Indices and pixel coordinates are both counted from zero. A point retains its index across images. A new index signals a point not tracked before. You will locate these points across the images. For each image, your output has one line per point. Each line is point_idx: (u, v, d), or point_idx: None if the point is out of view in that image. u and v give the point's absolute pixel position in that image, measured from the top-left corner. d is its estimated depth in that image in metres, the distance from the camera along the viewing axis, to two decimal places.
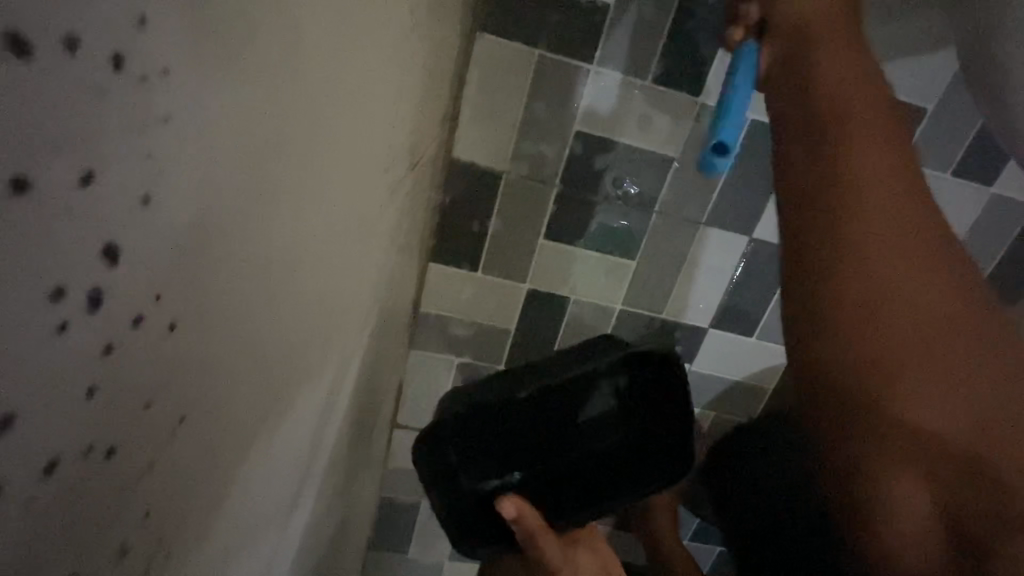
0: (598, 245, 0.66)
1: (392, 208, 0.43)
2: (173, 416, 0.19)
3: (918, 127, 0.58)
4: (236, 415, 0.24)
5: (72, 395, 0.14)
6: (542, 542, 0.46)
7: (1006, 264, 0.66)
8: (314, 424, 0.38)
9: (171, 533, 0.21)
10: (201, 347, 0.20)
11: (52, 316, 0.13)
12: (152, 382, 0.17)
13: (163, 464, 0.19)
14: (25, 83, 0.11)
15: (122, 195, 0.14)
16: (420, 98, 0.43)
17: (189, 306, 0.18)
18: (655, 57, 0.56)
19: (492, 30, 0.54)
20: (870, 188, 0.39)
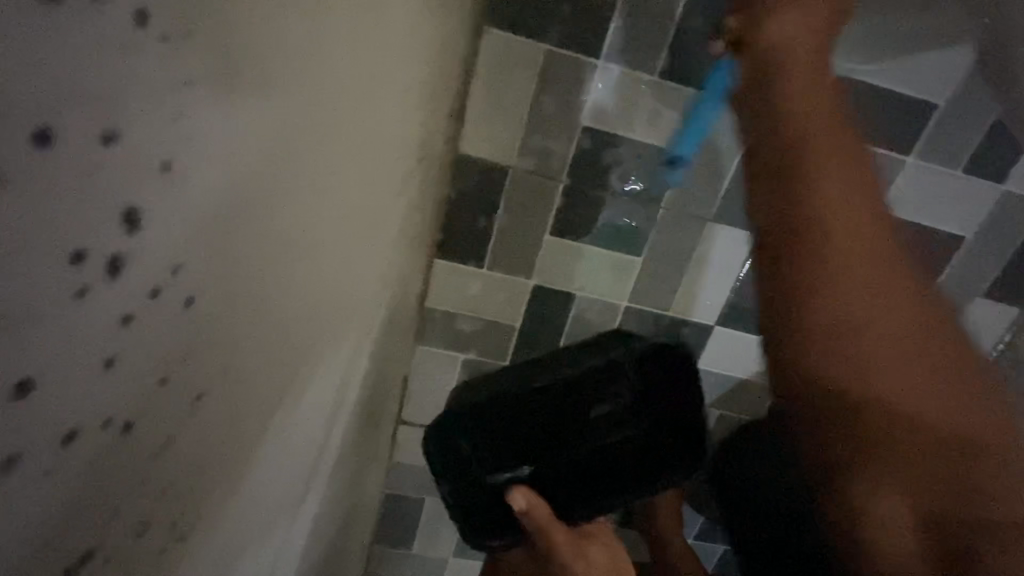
0: (604, 241, 0.67)
1: (401, 208, 0.45)
2: (189, 382, 0.21)
3: (929, 122, 0.60)
4: (250, 396, 0.26)
5: (90, 362, 0.16)
6: (551, 534, 0.47)
7: (1017, 260, 0.68)
8: (322, 416, 0.40)
9: (188, 489, 0.23)
10: (219, 323, 0.22)
11: (73, 281, 0.14)
12: (171, 349, 0.19)
13: (181, 425, 0.21)
14: (52, 35, 0.12)
15: (144, 163, 0.16)
16: (430, 93, 0.44)
17: (206, 284, 0.20)
18: (663, 52, 0.57)
19: (500, 25, 0.55)
20: (835, 215, 0.45)
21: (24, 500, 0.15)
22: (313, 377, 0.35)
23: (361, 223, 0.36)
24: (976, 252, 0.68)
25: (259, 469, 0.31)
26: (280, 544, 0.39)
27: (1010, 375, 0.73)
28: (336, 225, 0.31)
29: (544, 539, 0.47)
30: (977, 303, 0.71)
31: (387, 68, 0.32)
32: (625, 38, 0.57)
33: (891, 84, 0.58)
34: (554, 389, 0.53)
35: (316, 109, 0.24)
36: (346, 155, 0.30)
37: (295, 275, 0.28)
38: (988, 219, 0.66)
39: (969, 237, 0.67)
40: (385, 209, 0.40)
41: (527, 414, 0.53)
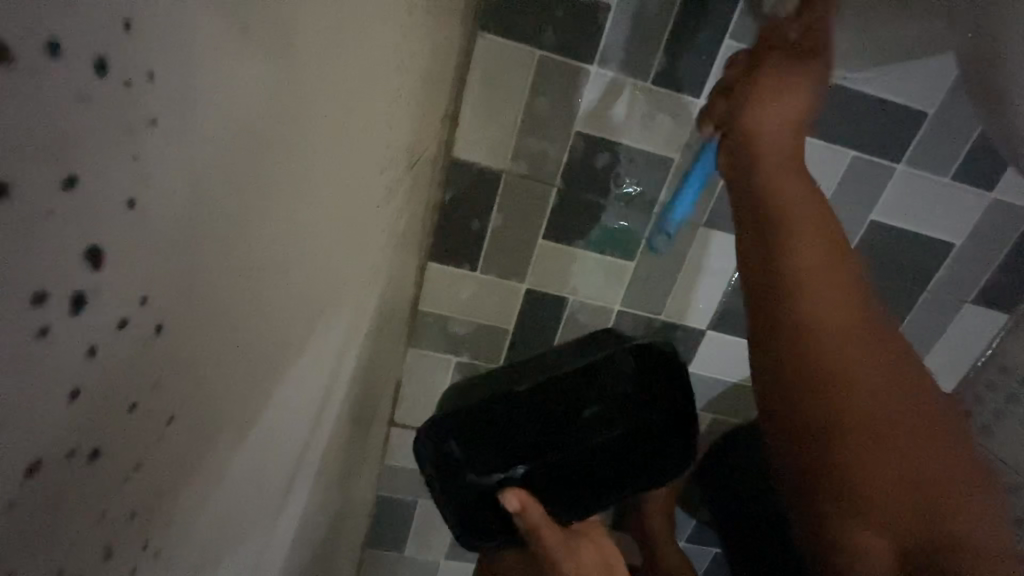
0: (596, 245, 0.67)
1: (388, 214, 0.45)
2: (159, 407, 0.21)
3: (918, 130, 0.61)
4: (229, 403, 0.27)
5: (57, 399, 0.16)
6: (545, 534, 0.48)
7: (1006, 268, 0.69)
8: (307, 421, 0.40)
9: (159, 516, 0.23)
10: (190, 342, 0.22)
11: (36, 322, 0.14)
12: (139, 379, 0.19)
13: (152, 450, 0.21)
14: (12, 89, 0.12)
15: (108, 202, 0.16)
16: (421, 99, 0.45)
17: (175, 307, 0.20)
18: (655, 58, 0.58)
19: (493, 30, 0.55)
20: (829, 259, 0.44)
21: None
22: (300, 375, 0.36)
23: (345, 230, 0.36)
24: (965, 259, 0.68)
25: (239, 480, 0.31)
26: (262, 551, 0.39)
27: (998, 381, 0.74)
28: (319, 230, 0.32)
29: (537, 541, 0.48)
30: (966, 310, 0.71)
31: (370, 73, 0.32)
32: (618, 43, 0.57)
33: (880, 92, 0.59)
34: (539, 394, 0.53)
35: (288, 120, 0.24)
36: (327, 163, 0.30)
37: (279, 279, 0.28)
38: (976, 226, 0.67)
39: (958, 244, 0.68)
40: (372, 210, 0.40)
41: (512, 418, 0.53)
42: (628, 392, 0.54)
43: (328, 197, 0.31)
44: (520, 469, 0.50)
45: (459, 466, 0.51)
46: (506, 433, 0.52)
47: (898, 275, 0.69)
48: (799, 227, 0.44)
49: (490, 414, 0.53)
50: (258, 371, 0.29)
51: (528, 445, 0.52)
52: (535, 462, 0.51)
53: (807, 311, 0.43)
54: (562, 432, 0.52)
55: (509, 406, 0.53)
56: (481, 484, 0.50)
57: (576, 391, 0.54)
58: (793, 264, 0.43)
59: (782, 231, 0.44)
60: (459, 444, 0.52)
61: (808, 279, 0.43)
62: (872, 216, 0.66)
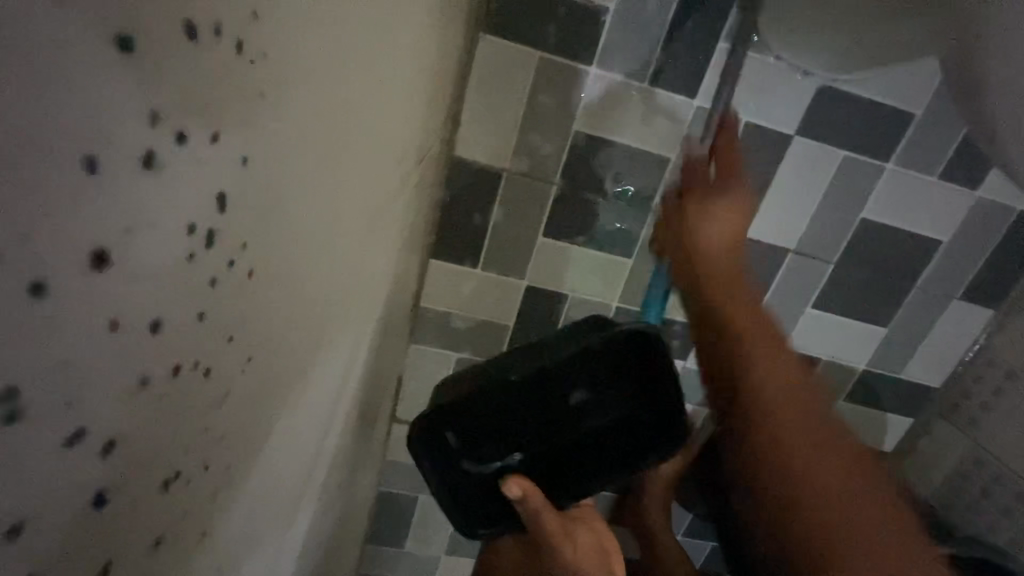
0: (596, 242, 0.69)
1: (398, 209, 0.46)
2: (245, 345, 0.23)
3: (906, 131, 0.63)
4: (278, 364, 0.29)
5: (191, 316, 0.18)
6: (544, 519, 0.50)
7: (991, 264, 0.71)
8: (325, 409, 0.41)
9: (236, 452, 0.25)
10: (262, 296, 0.24)
11: (188, 245, 0.17)
12: (236, 316, 0.22)
13: (237, 387, 0.24)
14: (194, 53, 0.15)
15: (232, 151, 0.18)
16: (429, 97, 0.46)
17: (257, 257, 0.22)
18: (652, 60, 0.60)
19: (495, 31, 0.57)
20: (744, 307, 0.49)
21: (143, 432, 0.17)
22: (324, 357, 0.37)
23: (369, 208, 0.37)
24: (952, 256, 0.70)
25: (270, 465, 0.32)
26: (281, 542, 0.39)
27: (984, 375, 0.75)
28: (349, 212, 0.33)
29: (537, 524, 0.50)
30: (954, 305, 0.73)
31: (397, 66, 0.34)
32: (618, 45, 0.59)
33: (868, 93, 0.61)
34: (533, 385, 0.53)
35: (331, 108, 0.26)
36: (357, 145, 0.31)
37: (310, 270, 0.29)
38: (962, 224, 0.69)
39: (946, 241, 0.70)
40: (389, 196, 0.42)
41: (507, 408, 0.54)
42: (620, 378, 0.55)
43: (354, 186, 0.32)
44: (517, 455, 0.55)
45: (455, 454, 0.54)
46: (499, 422, 0.54)
47: (887, 271, 0.71)
48: (719, 284, 0.50)
49: (487, 404, 0.53)
50: (296, 357, 0.31)
51: (517, 432, 0.55)
52: (530, 448, 0.55)
53: (729, 340, 0.48)
54: (553, 420, 0.55)
55: (503, 397, 0.53)
56: (478, 471, 0.55)
57: (572, 380, 0.54)
58: (716, 302, 0.49)
59: (708, 279, 0.51)
60: (457, 434, 0.53)
61: (724, 311, 0.49)
62: (862, 214, 0.68)
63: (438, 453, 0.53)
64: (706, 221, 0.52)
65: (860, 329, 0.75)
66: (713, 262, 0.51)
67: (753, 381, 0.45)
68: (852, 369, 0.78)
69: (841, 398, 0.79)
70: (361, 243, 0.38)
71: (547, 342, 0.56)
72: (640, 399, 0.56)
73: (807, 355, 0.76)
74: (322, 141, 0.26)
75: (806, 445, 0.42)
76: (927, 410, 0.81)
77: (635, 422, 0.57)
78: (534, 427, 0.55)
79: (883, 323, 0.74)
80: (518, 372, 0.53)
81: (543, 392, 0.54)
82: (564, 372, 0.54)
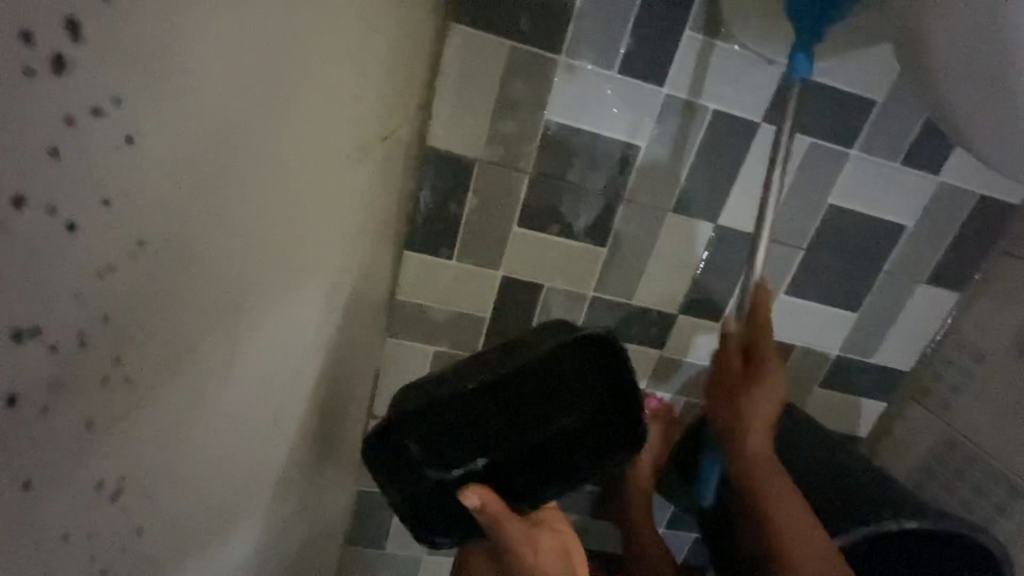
0: (570, 231, 0.69)
1: (352, 191, 0.46)
2: (130, 211, 0.25)
3: (870, 117, 0.65)
4: (197, 291, 0.31)
5: (32, 146, 0.20)
6: (503, 525, 0.50)
7: (956, 247, 0.73)
8: (276, 370, 0.43)
9: (133, 322, 0.27)
10: (161, 191, 0.26)
11: (19, 57, 0.19)
12: (127, 183, 0.24)
13: (126, 266, 0.26)
14: None
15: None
16: (391, 79, 0.46)
17: (144, 148, 0.25)
18: (621, 49, 0.61)
19: (465, 20, 0.58)
20: (764, 415, 0.59)
21: None
22: (263, 333, 0.39)
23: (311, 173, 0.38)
24: (917, 242, 0.72)
25: (188, 413, 0.33)
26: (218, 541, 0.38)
27: (953, 357, 0.77)
28: (274, 193, 0.35)
29: (497, 529, 0.50)
30: (922, 289, 0.75)
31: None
32: (586, 34, 0.60)
33: (832, 80, 0.63)
34: (492, 386, 0.53)
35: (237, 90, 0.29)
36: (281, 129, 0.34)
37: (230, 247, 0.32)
38: (925, 210, 0.70)
39: (911, 226, 0.71)
40: (336, 173, 0.42)
41: (472, 416, 0.54)
42: (579, 375, 0.57)
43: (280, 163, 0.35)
44: (481, 460, 0.55)
45: (418, 462, 0.54)
46: (463, 428, 0.54)
47: (855, 257, 0.73)
48: (747, 392, 0.59)
49: (444, 410, 0.53)
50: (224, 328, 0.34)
51: (485, 440, 0.55)
52: (494, 454, 0.55)
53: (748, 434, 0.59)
54: (524, 426, 0.55)
55: (458, 403, 0.53)
56: (440, 475, 0.54)
57: (533, 382, 0.55)
58: (744, 407, 0.59)
59: (742, 379, 0.59)
60: (416, 442, 0.54)
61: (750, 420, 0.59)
62: (830, 200, 0.69)
63: (391, 456, 0.54)
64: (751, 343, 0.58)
65: (832, 315, 0.76)
66: (745, 378, 0.59)
67: (767, 474, 0.58)
68: (826, 356, 0.79)
69: (816, 385, 0.80)
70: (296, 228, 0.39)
71: (509, 346, 0.57)
72: (600, 394, 0.58)
73: (782, 342, 0.77)
74: (242, 77, 0.29)
75: (802, 525, 0.55)
76: (900, 395, 0.82)
77: (599, 417, 0.58)
78: (502, 431, 0.55)
79: (854, 308, 0.76)
80: (474, 381, 0.53)
81: (501, 393, 0.54)
82: (521, 374, 0.54)
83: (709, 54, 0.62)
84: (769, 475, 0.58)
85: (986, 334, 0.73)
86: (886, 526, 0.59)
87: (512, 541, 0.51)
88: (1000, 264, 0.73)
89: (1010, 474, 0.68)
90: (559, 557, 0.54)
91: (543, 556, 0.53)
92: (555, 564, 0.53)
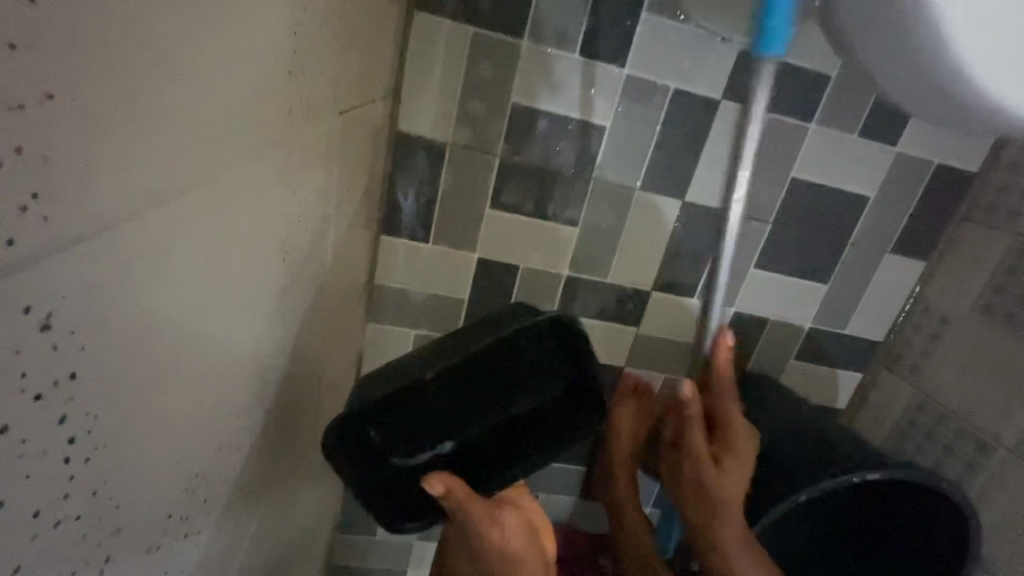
0: (542, 211, 0.71)
1: (332, 169, 0.48)
2: (48, 77, 0.17)
3: (824, 91, 0.68)
4: (134, 230, 0.23)
5: None
6: (469, 508, 0.50)
7: (918, 216, 0.75)
8: (238, 362, 0.38)
9: (69, 211, 0.20)
10: (91, 66, 0.19)
11: None
12: (57, 49, 0.17)
13: (44, 171, 0.18)
14: None
15: None
16: (361, 61, 0.49)
17: (55, 12, 0.17)
18: (580, 32, 0.63)
19: (427, 9, 0.61)
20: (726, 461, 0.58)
21: None
22: (234, 312, 0.35)
23: (295, 150, 0.38)
24: (880, 212, 0.74)
25: (143, 390, 0.27)
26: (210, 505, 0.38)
27: (922, 324, 0.78)
28: (233, 158, 0.30)
29: (463, 514, 0.50)
30: (887, 258, 0.77)
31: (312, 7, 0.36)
32: (545, 19, 0.63)
33: (786, 56, 0.66)
34: (448, 375, 0.54)
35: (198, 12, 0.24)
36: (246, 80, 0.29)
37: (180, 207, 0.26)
38: (884, 179, 0.73)
39: (873, 196, 0.73)
40: (321, 151, 0.44)
41: (436, 401, 0.55)
42: (545, 353, 0.58)
43: (246, 119, 0.30)
44: (449, 444, 0.57)
45: (380, 447, 0.54)
46: (425, 411, 0.56)
47: (820, 228, 0.75)
48: (727, 437, 0.59)
49: (409, 396, 0.53)
50: (184, 301, 0.29)
51: (446, 421, 0.57)
52: (460, 437, 0.57)
53: (710, 475, 0.58)
54: (487, 405, 0.58)
55: (422, 389, 0.53)
56: (407, 463, 0.56)
57: (493, 361, 0.56)
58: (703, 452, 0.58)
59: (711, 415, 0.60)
60: (378, 430, 0.53)
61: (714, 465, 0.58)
62: (792, 173, 0.72)
63: (355, 447, 0.52)
64: (723, 384, 0.60)
65: (802, 287, 0.78)
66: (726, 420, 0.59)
67: (723, 512, 0.57)
68: (798, 328, 0.80)
69: (791, 357, 0.82)
70: (271, 197, 0.37)
71: (470, 327, 0.57)
72: (563, 372, 0.59)
73: (754, 314, 0.79)
74: None
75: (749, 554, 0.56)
76: (874, 365, 0.84)
77: (569, 397, 0.60)
78: (467, 408, 0.57)
79: (823, 279, 0.78)
80: (434, 370, 0.51)
81: (462, 375, 0.55)
82: (483, 356, 0.54)
83: (664, 35, 0.64)
84: (726, 513, 0.57)
85: (951, 299, 0.75)
86: (847, 476, 0.59)
87: (479, 525, 0.51)
88: (962, 229, 0.75)
89: (978, 432, 0.69)
90: (523, 531, 0.55)
91: (508, 533, 0.53)
92: (521, 541, 0.53)
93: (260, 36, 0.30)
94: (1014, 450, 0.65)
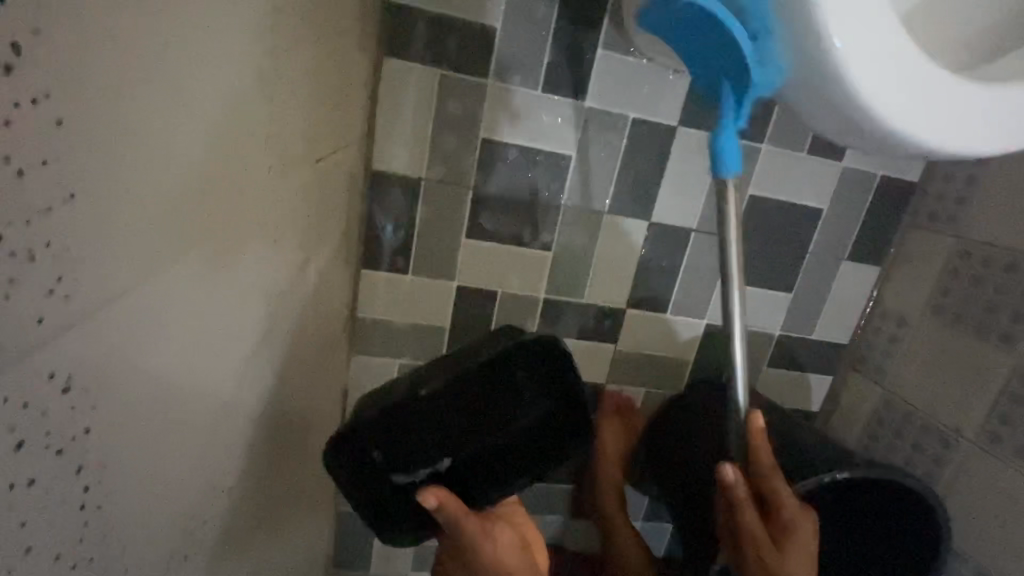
0: (517, 237, 0.74)
1: (310, 213, 0.50)
2: (67, 175, 0.21)
3: (772, 114, 0.73)
4: (134, 298, 0.26)
5: None
6: (464, 522, 0.51)
7: (869, 224, 0.80)
8: (225, 411, 0.39)
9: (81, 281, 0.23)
10: (102, 167, 0.23)
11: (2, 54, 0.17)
12: (74, 164, 0.21)
13: (61, 256, 0.22)
14: None
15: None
16: (334, 108, 0.51)
17: (75, 124, 0.21)
18: (541, 71, 0.68)
19: (397, 55, 0.64)
20: (796, 533, 0.52)
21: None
22: (221, 365, 0.37)
23: (273, 193, 0.40)
24: (833, 222, 0.79)
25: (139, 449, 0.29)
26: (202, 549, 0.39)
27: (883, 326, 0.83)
28: (217, 224, 0.33)
29: (457, 528, 0.51)
30: (845, 266, 0.81)
31: (288, 69, 0.39)
32: (508, 60, 0.67)
33: None
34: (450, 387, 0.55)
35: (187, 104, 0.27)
36: (229, 155, 0.32)
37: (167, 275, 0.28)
38: (835, 192, 0.78)
39: (826, 209, 0.78)
40: (299, 199, 0.46)
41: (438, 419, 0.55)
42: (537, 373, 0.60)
43: (229, 189, 0.33)
44: (446, 460, 0.57)
45: (381, 468, 0.53)
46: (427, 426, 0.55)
47: (780, 241, 0.79)
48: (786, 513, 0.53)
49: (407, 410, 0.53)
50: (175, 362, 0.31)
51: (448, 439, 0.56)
52: (459, 454, 0.58)
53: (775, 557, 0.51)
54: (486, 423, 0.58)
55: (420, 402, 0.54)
56: (407, 481, 0.55)
57: (492, 379, 0.57)
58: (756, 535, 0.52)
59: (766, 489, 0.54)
60: (380, 450, 0.53)
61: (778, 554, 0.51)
62: (750, 192, 0.76)
63: (357, 466, 0.53)
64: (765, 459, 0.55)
65: (768, 298, 0.82)
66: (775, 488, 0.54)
67: None
68: (768, 336, 0.84)
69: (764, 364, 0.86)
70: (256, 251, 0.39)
71: (464, 346, 0.58)
72: (557, 389, 0.61)
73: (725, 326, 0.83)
74: (196, 80, 0.28)
75: None
76: (842, 367, 0.87)
77: (563, 418, 0.62)
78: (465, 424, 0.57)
79: (788, 289, 0.82)
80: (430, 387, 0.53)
81: (463, 387, 0.56)
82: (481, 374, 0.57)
83: (619, 70, 0.69)
84: None
85: (906, 301, 0.80)
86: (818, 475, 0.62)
87: (476, 537, 0.52)
88: (910, 235, 0.80)
89: (940, 426, 0.73)
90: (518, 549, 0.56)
91: (501, 547, 0.54)
92: (514, 556, 0.55)
93: (243, 117, 0.33)
94: (974, 441, 0.69)
